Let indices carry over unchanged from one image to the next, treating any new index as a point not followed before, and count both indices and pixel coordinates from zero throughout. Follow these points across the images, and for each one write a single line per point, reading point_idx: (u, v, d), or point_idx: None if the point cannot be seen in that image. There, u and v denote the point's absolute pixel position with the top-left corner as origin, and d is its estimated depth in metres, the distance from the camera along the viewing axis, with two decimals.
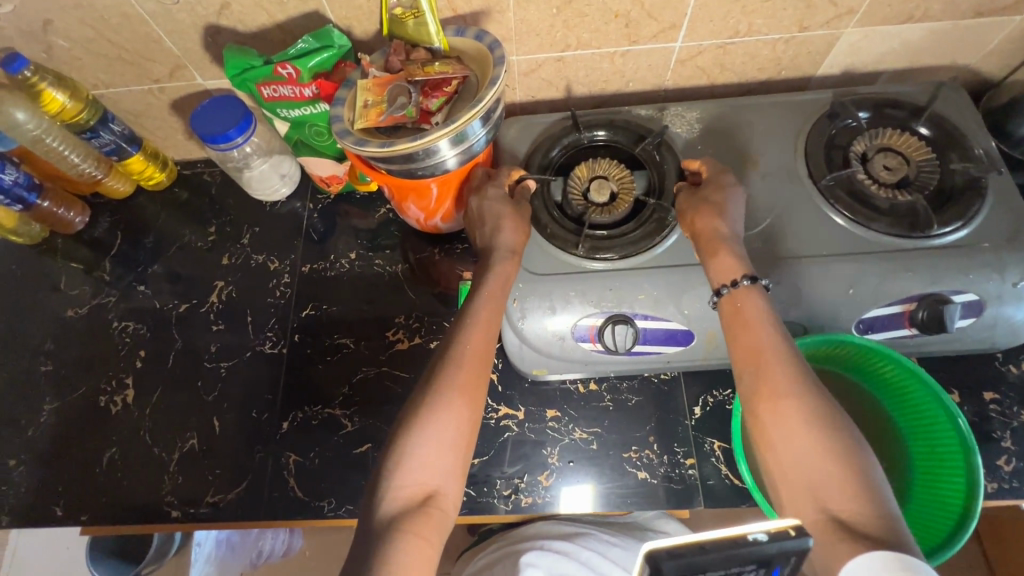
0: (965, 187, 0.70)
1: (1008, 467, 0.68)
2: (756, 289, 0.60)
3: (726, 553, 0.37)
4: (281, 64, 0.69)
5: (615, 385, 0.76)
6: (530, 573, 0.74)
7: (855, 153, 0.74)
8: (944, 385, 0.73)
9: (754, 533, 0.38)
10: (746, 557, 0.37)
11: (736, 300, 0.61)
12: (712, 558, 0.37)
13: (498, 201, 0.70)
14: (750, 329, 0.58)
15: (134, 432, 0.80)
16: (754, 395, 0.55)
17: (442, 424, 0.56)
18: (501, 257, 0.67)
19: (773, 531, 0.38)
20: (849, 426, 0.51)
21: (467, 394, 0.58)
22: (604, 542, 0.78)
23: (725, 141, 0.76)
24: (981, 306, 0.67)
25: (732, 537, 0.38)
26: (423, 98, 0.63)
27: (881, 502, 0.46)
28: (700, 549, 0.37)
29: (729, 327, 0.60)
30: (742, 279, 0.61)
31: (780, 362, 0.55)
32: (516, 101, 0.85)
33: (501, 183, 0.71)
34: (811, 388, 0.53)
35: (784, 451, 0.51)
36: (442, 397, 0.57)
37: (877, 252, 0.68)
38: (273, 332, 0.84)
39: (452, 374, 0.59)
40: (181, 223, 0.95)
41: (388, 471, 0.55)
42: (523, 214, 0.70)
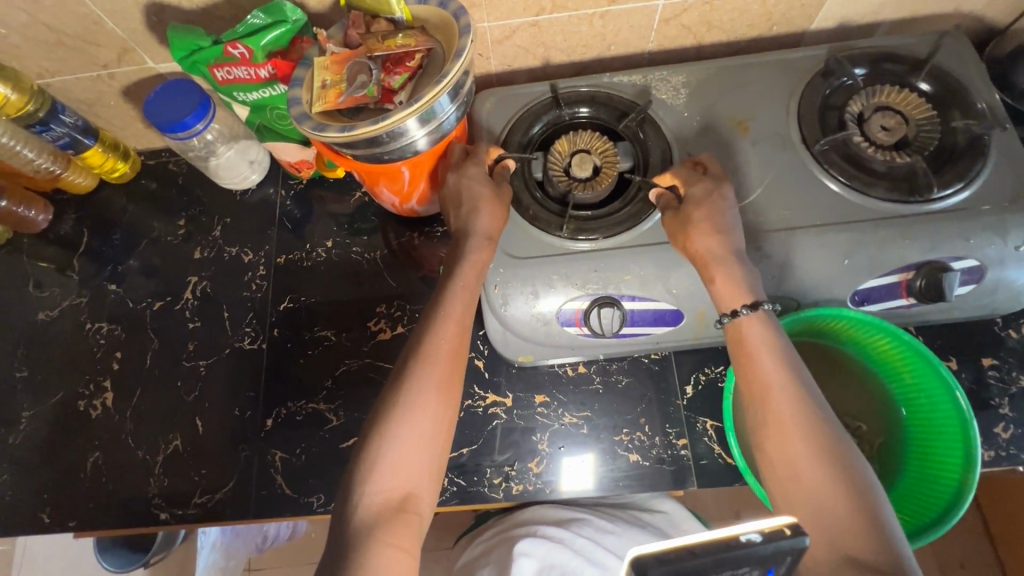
0: (967, 146, 0.66)
1: (1005, 434, 0.67)
2: (759, 316, 0.58)
3: (717, 556, 0.35)
4: (231, 44, 0.63)
5: (604, 367, 0.75)
6: (524, 562, 0.74)
7: (850, 114, 0.69)
8: (941, 352, 0.71)
9: (747, 534, 0.37)
10: (739, 559, 0.36)
11: (743, 326, 0.59)
12: (703, 562, 0.35)
13: (478, 180, 0.66)
14: (756, 362, 0.56)
15: (116, 435, 0.78)
16: (761, 432, 0.54)
17: (415, 423, 0.54)
18: (477, 245, 0.64)
19: (767, 531, 0.37)
20: (858, 462, 0.51)
21: (442, 395, 0.56)
22: (598, 529, 0.78)
23: (713, 108, 0.72)
24: (981, 271, 0.64)
25: (723, 539, 0.36)
26: (385, 74, 0.58)
27: (892, 542, 0.46)
28: (690, 553, 0.35)
29: (735, 358, 0.59)
30: (741, 308, 0.59)
31: (787, 396, 0.54)
32: (491, 71, 0.80)
33: (477, 162, 0.67)
34: (820, 423, 0.52)
35: (795, 487, 0.51)
36: (416, 395, 0.55)
37: (874, 220, 0.65)
38: (251, 327, 0.82)
39: (426, 370, 0.57)
40: (150, 216, 0.91)
41: (360, 476, 0.53)
42: (502, 197, 0.66)
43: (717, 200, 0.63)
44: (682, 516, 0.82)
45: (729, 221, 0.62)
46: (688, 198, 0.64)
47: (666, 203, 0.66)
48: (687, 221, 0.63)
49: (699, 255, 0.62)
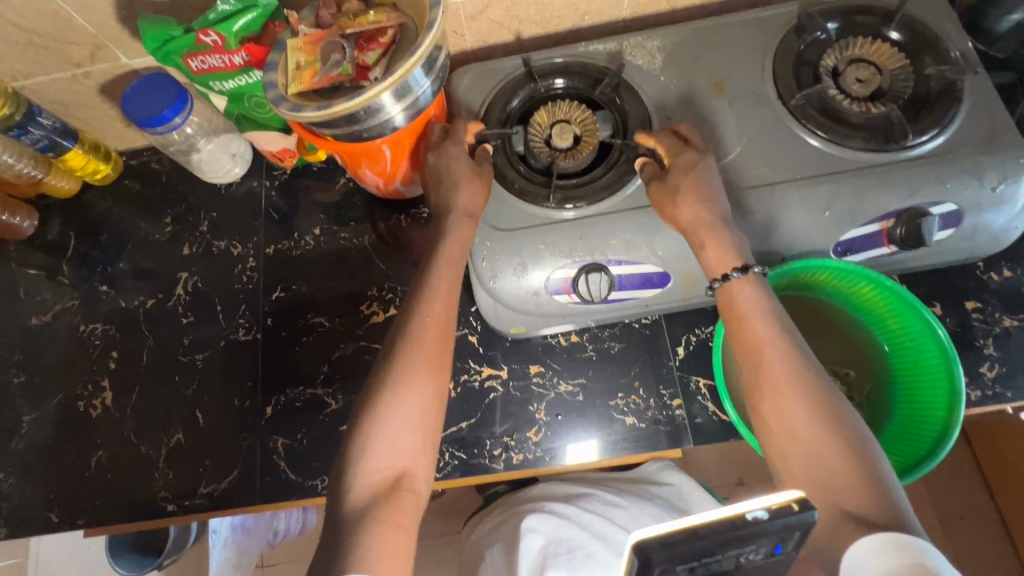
0: (941, 92, 0.67)
1: (991, 373, 0.68)
2: (749, 279, 0.59)
3: (722, 536, 0.36)
4: (202, 31, 0.63)
5: (596, 334, 0.75)
6: (532, 538, 0.76)
7: (825, 68, 0.70)
8: (926, 299, 0.72)
9: (753, 512, 0.37)
10: (745, 538, 0.36)
11: (733, 290, 0.60)
12: (707, 542, 0.36)
13: (460, 156, 0.66)
14: (748, 326, 0.57)
15: (119, 433, 0.79)
16: (756, 391, 0.56)
17: (405, 402, 0.55)
18: (458, 222, 0.65)
19: (774, 508, 0.37)
20: (851, 417, 0.52)
21: (430, 375, 0.57)
22: (605, 503, 0.80)
23: (690, 70, 0.72)
24: (959, 216, 0.65)
25: (728, 518, 0.37)
26: (358, 52, 0.58)
27: (888, 493, 0.47)
28: (694, 535, 0.36)
29: (727, 321, 0.60)
30: (731, 273, 0.60)
31: (779, 357, 0.55)
32: (467, 48, 0.80)
33: (459, 136, 0.68)
34: (813, 382, 0.54)
35: (791, 446, 0.52)
36: (403, 374, 0.56)
37: (851, 170, 0.65)
38: (245, 318, 0.82)
39: (414, 351, 0.58)
40: (136, 216, 0.91)
41: (353, 457, 0.53)
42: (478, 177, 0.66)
43: (703, 169, 0.64)
44: (689, 487, 0.84)
45: (716, 193, 0.63)
46: (677, 168, 0.64)
47: (650, 172, 0.66)
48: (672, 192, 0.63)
49: (682, 221, 0.62)
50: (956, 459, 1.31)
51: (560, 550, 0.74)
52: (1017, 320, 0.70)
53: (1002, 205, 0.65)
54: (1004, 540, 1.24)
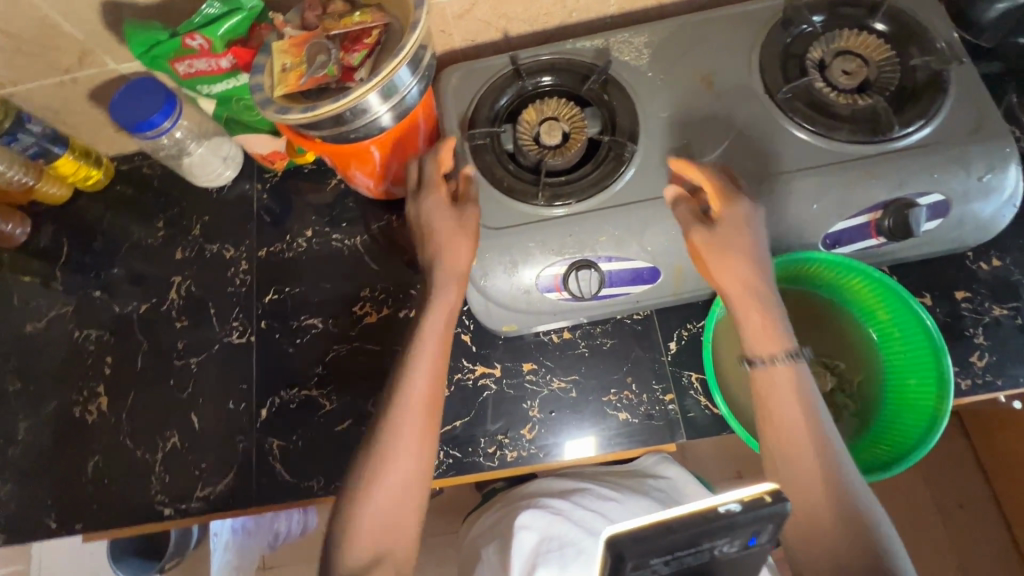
0: (927, 83, 0.67)
1: (981, 362, 0.69)
2: (795, 366, 0.58)
3: (695, 528, 0.38)
4: (188, 35, 0.62)
5: (589, 331, 0.76)
6: (525, 535, 0.75)
7: (811, 61, 0.70)
8: (915, 289, 0.72)
9: (726, 505, 0.39)
10: (719, 528, 0.38)
11: (774, 373, 0.58)
12: (679, 535, 0.38)
13: (433, 205, 0.65)
14: (787, 415, 0.56)
15: (115, 438, 0.79)
16: (785, 481, 0.55)
17: (388, 474, 0.58)
18: (443, 285, 0.64)
19: (747, 501, 0.39)
20: (879, 523, 0.52)
21: (420, 441, 0.59)
22: (599, 497, 0.78)
23: (677, 65, 0.72)
24: (947, 206, 0.65)
25: (701, 512, 0.38)
26: (343, 53, 0.58)
27: None
28: (668, 529, 0.38)
29: (760, 402, 0.58)
30: (776, 357, 0.58)
31: (818, 455, 0.54)
32: (455, 47, 0.80)
33: (430, 181, 0.66)
34: (847, 484, 0.53)
35: (813, 544, 0.53)
36: (387, 449, 0.59)
37: (838, 163, 0.66)
38: (238, 321, 0.82)
39: (399, 425, 0.59)
40: (128, 221, 0.91)
41: (341, 528, 0.57)
42: (461, 228, 0.64)
43: (752, 226, 0.61)
44: (684, 479, 0.83)
45: (757, 255, 0.61)
46: (722, 220, 0.61)
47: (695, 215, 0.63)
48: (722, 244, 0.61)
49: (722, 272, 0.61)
50: (953, 448, 1.32)
51: (552, 547, 0.73)
52: (1006, 309, 0.70)
53: (989, 194, 0.65)
54: (1001, 527, 1.25)
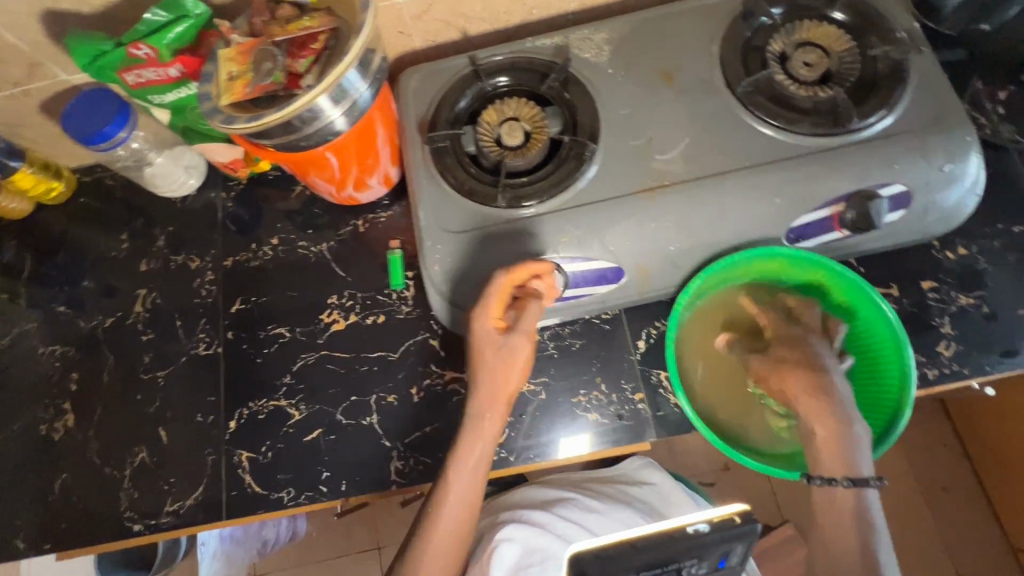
0: (888, 73, 0.67)
1: (948, 351, 0.69)
2: (858, 490, 0.56)
3: (661, 544, 0.46)
4: (133, 45, 0.61)
5: (557, 332, 0.75)
6: (507, 547, 0.72)
7: (772, 53, 0.69)
8: (883, 280, 0.72)
9: (695, 525, 0.47)
10: (684, 545, 0.46)
11: (833, 495, 0.57)
12: (645, 549, 0.46)
13: (490, 331, 0.64)
14: (840, 535, 0.56)
15: (83, 456, 0.78)
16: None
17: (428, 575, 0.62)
18: (484, 402, 0.64)
19: (713, 522, 0.47)
20: None
21: (453, 546, 0.63)
22: (584, 508, 0.79)
23: (639, 61, 0.71)
24: (909, 196, 0.65)
25: (669, 532, 0.47)
26: (290, 59, 0.57)
27: None
28: (635, 545, 0.46)
29: (818, 511, 0.59)
30: (839, 479, 0.56)
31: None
32: (415, 48, 0.79)
33: (489, 305, 0.63)
34: None
35: None
36: (428, 547, 0.62)
37: (800, 157, 0.65)
38: (205, 333, 0.81)
39: (437, 529, 0.63)
40: (91, 234, 0.89)
41: None
42: (512, 361, 0.64)
43: (813, 344, 0.62)
44: (669, 486, 0.85)
45: (827, 369, 0.60)
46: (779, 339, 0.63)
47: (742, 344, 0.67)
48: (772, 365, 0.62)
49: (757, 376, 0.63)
50: (939, 434, 1.33)
51: (535, 560, 0.71)
52: (972, 298, 0.70)
53: (952, 183, 0.65)
54: (987, 512, 1.26)
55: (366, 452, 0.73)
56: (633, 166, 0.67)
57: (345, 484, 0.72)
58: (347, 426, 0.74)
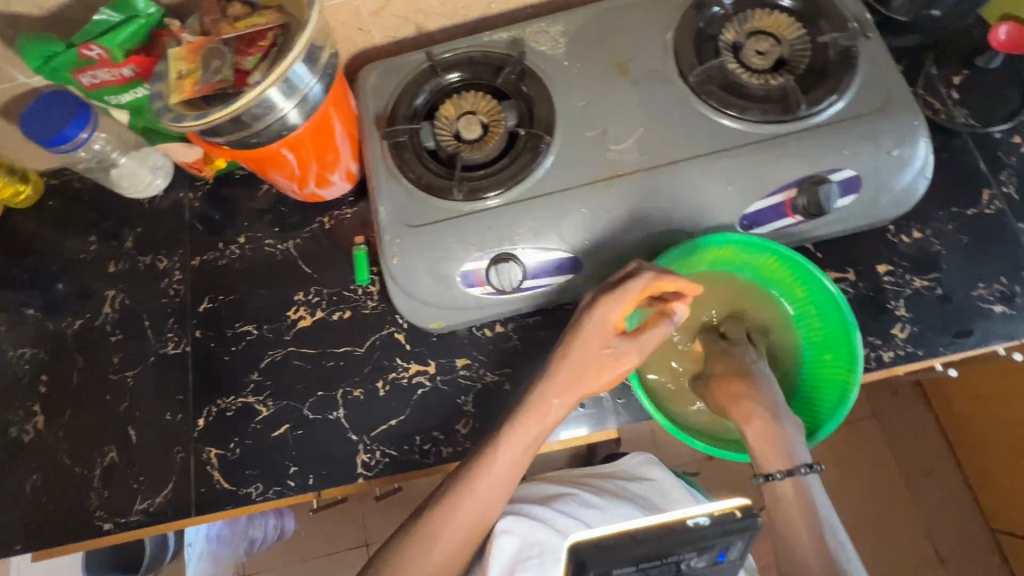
0: (837, 60, 0.67)
1: (903, 333, 0.70)
2: (796, 480, 0.57)
3: (659, 537, 0.45)
4: (85, 45, 0.61)
5: (520, 323, 0.76)
6: (505, 539, 0.71)
7: (725, 43, 0.70)
8: (840, 265, 0.73)
9: (696, 518, 0.46)
10: (684, 539, 0.45)
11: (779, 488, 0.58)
12: (644, 541, 0.46)
13: (599, 325, 0.61)
14: (789, 525, 0.56)
15: (53, 456, 0.78)
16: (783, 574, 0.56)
17: (433, 552, 0.62)
18: (563, 391, 0.62)
19: (716, 514, 0.46)
20: None
21: (474, 527, 0.63)
22: (582, 504, 0.78)
23: (594, 53, 0.72)
24: (860, 181, 0.66)
25: (671, 523, 0.46)
26: (238, 56, 0.57)
27: None
28: (633, 537, 0.46)
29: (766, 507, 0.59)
30: (777, 472, 0.58)
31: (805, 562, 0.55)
32: (376, 44, 0.79)
33: (613, 305, 0.61)
34: None
35: None
36: (445, 521, 0.62)
37: (751, 144, 0.66)
38: (173, 333, 0.82)
39: (456, 505, 0.63)
40: (60, 236, 0.90)
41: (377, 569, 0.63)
42: (610, 361, 0.62)
43: (738, 354, 0.64)
44: (670, 483, 0.84)
45: (757, 375, 0.63)
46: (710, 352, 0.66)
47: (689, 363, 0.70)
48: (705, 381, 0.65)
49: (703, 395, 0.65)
50: (919, 419, 1.34)
51: (533, 554, 0.70)
52: (927, 281, 0.71)
53: (902, 167, 0.66)
54: (965, 493, 1.28)
55: (333, 446, 0.74)
56: (588, 157, 0.68)
57: (312, 478, 0.73)
58: (314, 420, 0.75)
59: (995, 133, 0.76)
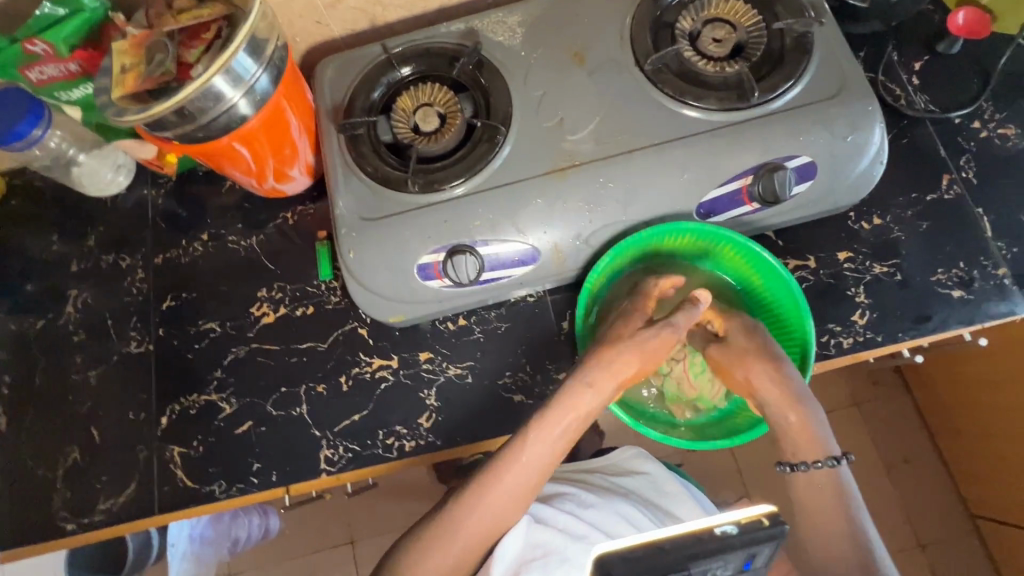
0: (792, 46, 0.67)
1: (862, 320, 0.70)
2: (836, 470, 0.60)
3: (685, 549, 0.44)
4: (28, 40, 0.60)
5: (483, 316, 0.76)
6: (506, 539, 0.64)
7: (681, 31, 0.70)
8: (801, 252, 0.73)
9: (722, 527, 0.45)
10: (712, 549, 0.44)
11: (819, 476, 0.60)
12: (671, 552, 0.44)
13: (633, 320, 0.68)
14: (826, 508, 0.58)
15: (15, 458, 0.78)
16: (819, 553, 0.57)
17: (465, 528, 0.61)
18: (596, 384, 0.65)
19: (743, 523, 0.45)
20: None
21: (506, 509, 0.62)
22: (580, 503, 0.71)
23: (552, 42, 0.71)
24: (816, 168, 0.66)
25: (696, 533, 0.45)
26: (181, 49, 0.57)
27: None
28: (659, 548, 0.44)
29: (800, 497, 0.61)
30: (818, 461, 0.60)
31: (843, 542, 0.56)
32: (334, 37, 0.79)
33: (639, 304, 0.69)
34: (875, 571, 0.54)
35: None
36: (479, 500, 0.62)
37: (707, 132, 0.66)
38: (136, 332, 0.81)
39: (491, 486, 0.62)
40: (21, 236, 0.89)
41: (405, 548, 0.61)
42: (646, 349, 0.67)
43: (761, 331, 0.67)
44: (664, 477, 0.80)
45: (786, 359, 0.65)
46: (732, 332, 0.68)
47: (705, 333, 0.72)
48: (739, 354, 0.66)
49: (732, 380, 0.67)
50: (899, 407, 1.34)
51: (538, 555, 0.64)
52: (886, 267, 0.71)
53: (857, 153, 0.66)
54: (946, 480, 1.28)
55: (296, 443, 0.73)
56: (545, 147, 0.68)
57: (275, 474, 0.72)
58: (277, 417, 0.75)
59: (955, 118, 0.76)
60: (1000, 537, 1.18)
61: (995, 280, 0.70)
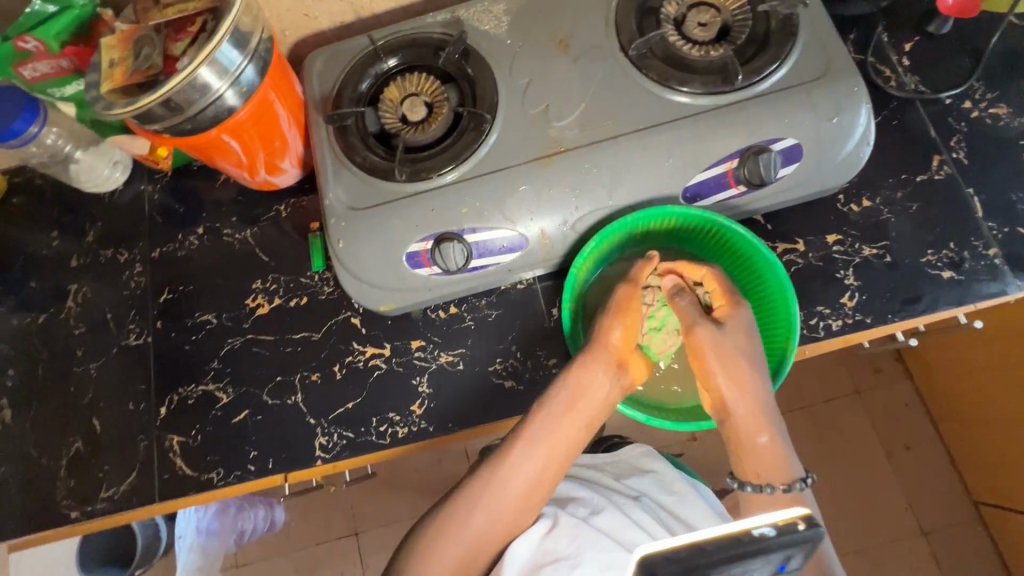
0: (776, 28, 0.67)
1: (851, 302, 0.70)
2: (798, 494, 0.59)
3: (725, 549, 0.39)
4: (20, 37, 0.61)
5: (474, 304, 0.76)
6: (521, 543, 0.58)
7: (665, 16, 0.70)
8: (789, 235, 0.73)
9: (760, 529, 0.41)
10: (752, 551, 0.39)
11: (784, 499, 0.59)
12: (713, 555, 0.39)
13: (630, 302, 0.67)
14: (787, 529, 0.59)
15: (19, 449, 0.80)
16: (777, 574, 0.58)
17: (469, 521, 0.58)
18: (598, 372, 0.63)
19: (780, 525, 0.41)
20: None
21: (515, 504, 0.59)
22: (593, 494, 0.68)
23: (537, 29, 0.72)
24: (801, 150, 0.66)
25: (736, 535, 0.40)
26: (167, 42, 0.58)
27: None
28: (701, 548, 0.39)
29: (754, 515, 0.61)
30: (781, 485, 0.59)
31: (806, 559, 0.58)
32: (323, 31, 0.79)
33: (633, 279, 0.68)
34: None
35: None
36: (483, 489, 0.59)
37: (692, 116, 0.66)
38: (135, 324, 0.83)
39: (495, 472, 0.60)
40: (23, 233, 0.90)
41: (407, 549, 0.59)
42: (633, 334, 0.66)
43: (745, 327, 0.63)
44: (671, 474, 0.77)
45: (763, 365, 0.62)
46: (729, 321, 0.63)
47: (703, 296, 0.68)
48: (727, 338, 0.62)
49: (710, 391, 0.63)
50: (901, 394, 1.33)
51: (560, 557, 0.57)
52: (876, 249, 0.71)
53: (843, 133, 0.65)
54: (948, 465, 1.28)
55: (291, 431, 0.75)
56: (531, 134, 0.68)
57: (272, 462, 0.74)
58: (273, 406, 0.76)
59: (946, 99, 0.75)
60: (1003, 522, 1.18)
61: (985, 261, 0.69)
